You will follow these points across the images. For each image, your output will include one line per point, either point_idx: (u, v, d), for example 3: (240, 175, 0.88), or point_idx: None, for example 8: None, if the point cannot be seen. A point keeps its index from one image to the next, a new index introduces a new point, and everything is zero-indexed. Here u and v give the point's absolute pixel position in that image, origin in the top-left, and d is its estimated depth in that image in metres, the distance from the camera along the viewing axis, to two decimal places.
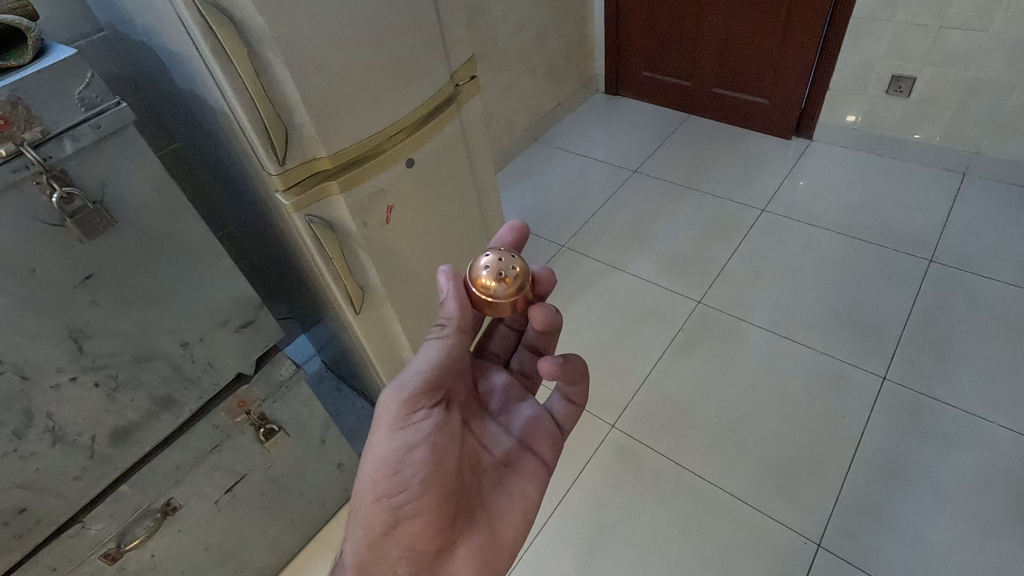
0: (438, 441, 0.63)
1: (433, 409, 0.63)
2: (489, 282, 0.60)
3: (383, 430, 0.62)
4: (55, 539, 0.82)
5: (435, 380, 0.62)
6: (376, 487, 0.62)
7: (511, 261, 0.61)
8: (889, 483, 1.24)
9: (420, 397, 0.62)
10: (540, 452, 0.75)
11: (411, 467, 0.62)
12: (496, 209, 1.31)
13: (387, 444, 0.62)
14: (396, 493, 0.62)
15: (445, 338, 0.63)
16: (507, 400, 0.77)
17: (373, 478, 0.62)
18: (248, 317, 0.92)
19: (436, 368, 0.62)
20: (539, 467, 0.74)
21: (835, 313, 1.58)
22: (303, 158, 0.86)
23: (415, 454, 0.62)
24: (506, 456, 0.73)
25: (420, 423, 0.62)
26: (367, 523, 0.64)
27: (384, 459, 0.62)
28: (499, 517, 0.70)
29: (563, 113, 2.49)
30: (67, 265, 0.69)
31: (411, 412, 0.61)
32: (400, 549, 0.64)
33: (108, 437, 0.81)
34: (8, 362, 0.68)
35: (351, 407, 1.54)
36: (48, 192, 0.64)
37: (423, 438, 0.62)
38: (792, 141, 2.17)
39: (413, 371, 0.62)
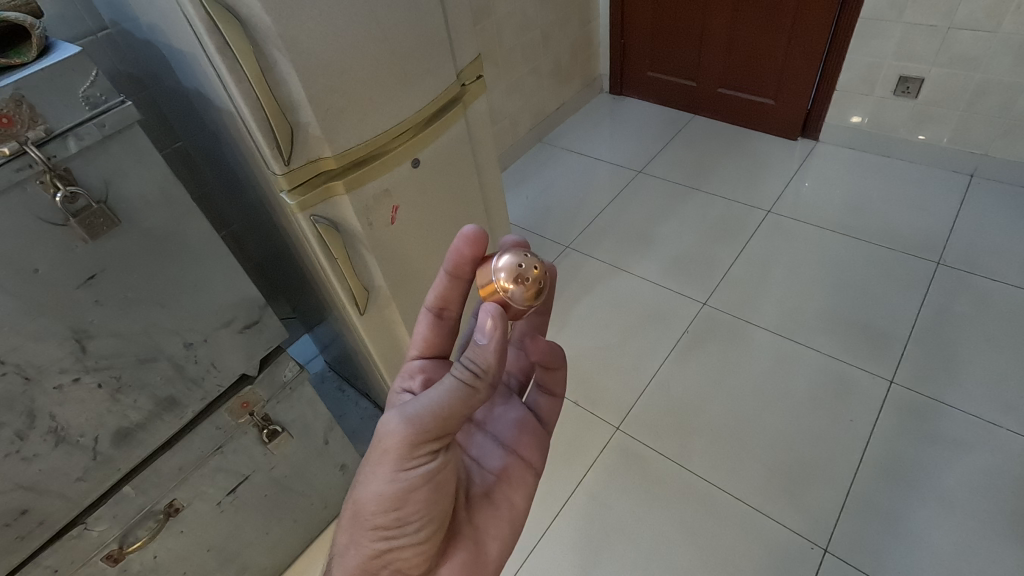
0: (438, 477, 0.61)
1: (438, 449, 0.60)
2: (508, 285, 0.56)
3: (384, 469, 0.58)
4: (57, 541, 0.82)
5: (445, 425, 0.57)
6: (372, 517, 0.60)
7: (529, 260, 0.57)
8: (896, 488, 1.23)
9: (428, 440, 0.57)
10: (528, 459, 0.74)
11: (411, 505, 0.60)
12: (501, 210, 1.30)
13: (386, 482, 0.59)
14: (394, 524, 0.60)
15: (472, 390, 0.57)
16: (491, 406, 0.77)
17: (371, 510, 0.60)
18: (252, 318, 0.92)
19: (454, 416, 0.57)
20: (528, 476, 0.73)
21: (841, 315, 1.57)
22: (308, 158, 0.85)
23: (416, 493, 0.59)
24: (494, 466, 0.72)
25: (422, 462, 0.59)
26: (360, 549, 0.62)
27: (385, 498, 0.59)
28: (488, 531, 0.69)
29: (567, 113, 2.49)
30: (70, 265, 0.68)
31: (416, 453, 0.58)
32: (391, 572, 0.63)
33: (111, 438, 0.81)
34: (11, 362, 0.67)
35: (354, 407, 1.53)
36: (51, 192, 0.64)
37: (425, 476, 0.59)
38: (798, 141, 2.16)
39: (425, 415, 0.56)
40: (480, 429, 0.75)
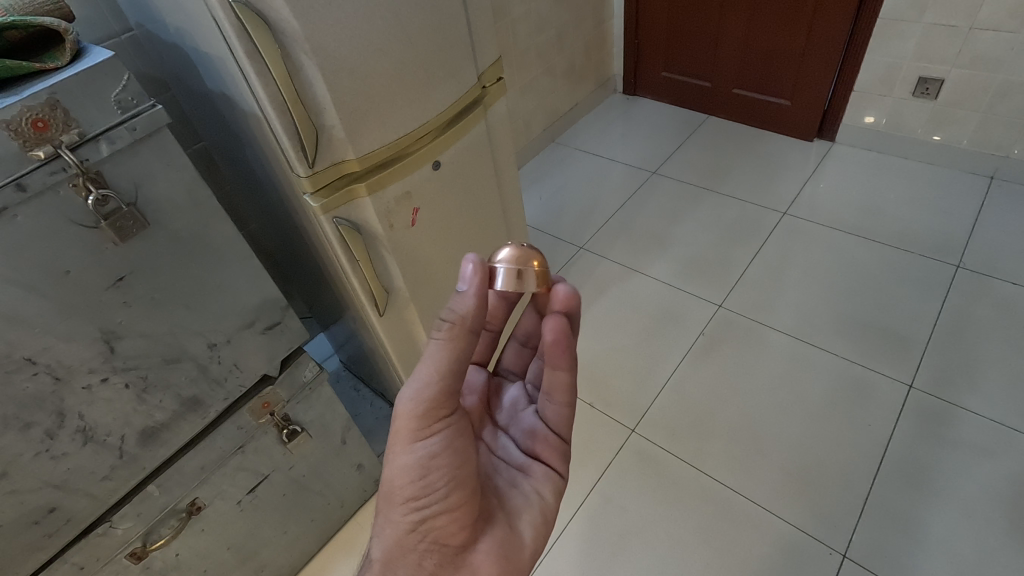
0: (457, 443, 0.63)
1: (452, 415, 0.63)
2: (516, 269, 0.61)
3: (405, 441, 0.61)
4: (84, 538, 0.83)
5: (451, 385, 0.60)
6: (401, 491, 0.62)
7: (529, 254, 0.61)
8: (917, 494, 1.22)
9: (437, 403, 0.60)
10: (549, 463, 0.73)
11: (437, 473, 0.61)
12: (519, 213, 1.30)
13: (411, 454, 0.61)
14: (422, 496, 0.62)
15: (450, 339, 0.57)
16: (514, 410, 0.77)
17: (399, 483, 0.62)
18: (275, 319, 0.92)
19: (448, 371, 0.59)
20: (551, 477, 0.73)
21: (859, 318, 1.56)
22: (332, 160, 0.86)
23: (438, 460, 0.61)
24: (516, 462, 0.73)
25: (438, 431, 0.62)
26: (394, 526, 0.64)
27: (410, 469, 0.61)
28: (518, 516, 0.69)
29: (580, 113, 2.48)
30: (100, 267, 0.69)
31: (429, 419, 0.60)
32: (426, 543, 0.63)
33: (137, 437, 0.82)
34: (42, 363, 0.68)
35: (369, 407, 1.54)
36: (83, 195, 0.64)
37: (444, 441, 0.62)
38: (814, 142, 2.14)
39: (425, 378, 0.59)
40: (504, 431, 0.76)
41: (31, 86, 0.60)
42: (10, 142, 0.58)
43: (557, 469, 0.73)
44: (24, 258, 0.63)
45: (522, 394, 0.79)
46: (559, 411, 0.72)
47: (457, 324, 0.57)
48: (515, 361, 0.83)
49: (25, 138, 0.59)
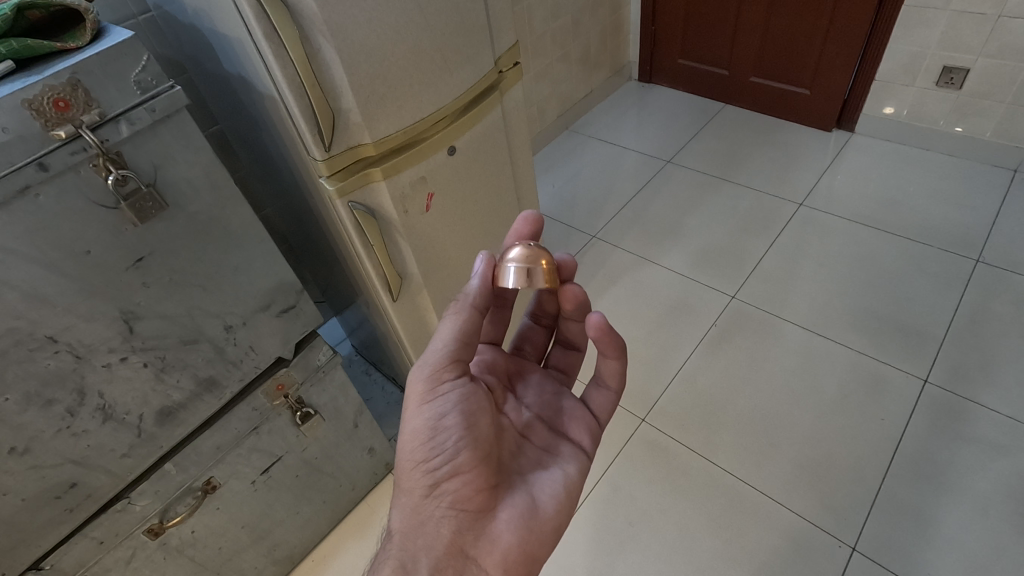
0: (468, 405, 0.65)
1: (459, 380, 0.65)
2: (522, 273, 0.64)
3: (415, 405, 0.64)
4: (103, 513, 0.84)
5: (458, 352, 0.64)
6: (413, 454, 0.64)
7: (536, 252, 0.65)
8: (929, 488, 1.21)
9: (446, 368, 0.64)
10: (576, 441, 0.75)
11: (446, 434, 0.63)
12: (533, 201, 1.30)
13: (420, 416, 0.64)
14: (432, 459, 0.63)
15: (461, 315, 0.64)
16: (540, 392, 0.78)
17: (411, 447, 0.64)
18: (290, 302, 0.93)
19: (456, 342, 0.63)
20: (577, 453, 0.74)
21: (875, 312, 1.54)
22: (348, 144, 0.86)
23: (447, 422, 0.63)
24: (541, 441, 0.74)
25: (446, 394, 0.64)
26: (410, 492, 0.66)
27: (421, 432, 0.63)
28: (536, 486, 0.69)
29: (595, 100, 2.46)
30: (119, 248, 0.70)
31: (438, 383, 0.64)
32: (442, 508, 0.64)
33: (154, 416, 0.83)
34: (63, 342, 0.69)
35: (380, 392, 1.56)
36: (104, 175, 0.65)
37: (453, 405, 0.64)
38: (833, 132, 2.10)
39: (436, 348, 0.64)
40: (528, 412, 0.76)
41: (52, 65, 0.60)
42: (33, 122, 0.58)
43: (583, 446, 0.75)
44: (45, 237, 0.63)
45: (542, 378, 0.80)
46: (603, 395, 0.77)
47: (467, 303, 0.64)
48: (529, 343, 0.84)
49: (46, 118, 0.59)
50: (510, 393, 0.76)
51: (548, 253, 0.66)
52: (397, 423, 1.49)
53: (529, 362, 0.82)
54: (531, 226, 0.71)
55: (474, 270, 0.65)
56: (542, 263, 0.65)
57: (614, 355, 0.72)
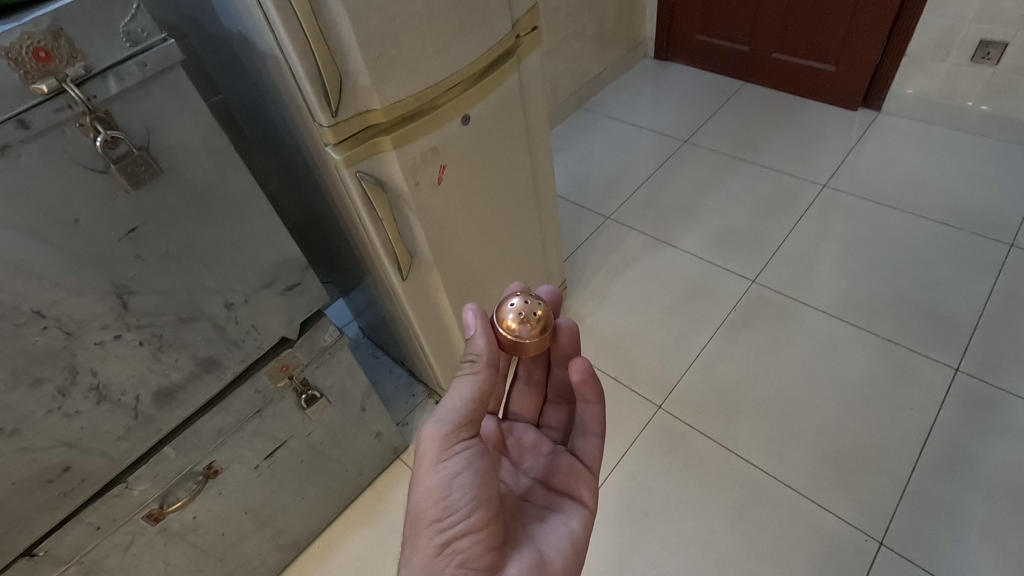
0: (480, 466, 0.63)
1: (472, 439, 0.63)
2: (512, 324, 0.60)
3: (430, 465, 0.62)
4: (100, 498, 0.81)
5: (473, 413, 0.62)
6: (426, 514, 0.62)
7: (535, 303, 0.61)
8: (960, 481, 1.16)
9: (462, 428, 0.62)
10: (578, 496, 0.73)
11: (459, 494, 0.61)
12: (548, 178, 1.24)
13: (434, 477, 0.62)
14: (447, 519, 0.61)
15: (477, 373, 0.61)
16: (536, 452, 0.79)
17: (423, 506, 0.62)
18: (294, 280, 0.88)
19: (472, 402, 0.61)
20: (579, 508, 0.72)
21: (903, 297, 1.47)
22: (356, 110, 0.80)
23: (460, 481, 0.62)
24: (542, 499, 0.74)
25: (459, 453, 0.62)
26: (419, 552, 0.62)
27: (433, 490, 0.62)
28: (542, 543, 0.68)
29: (609, 78, 2.37)
30: (110, 216, 0.65)
31: (453, 443, 0.62)
32: (453, 567, 0.60)
33: (152, 397, 0.78)
34: (51, 317, 0.65)
35: (388, 375, 1.53)
36: (91, 136, 0.59)
37: (465, 464, 0.62)
38: (858, 112, 2.02)
39: (450, 407, 0.62)
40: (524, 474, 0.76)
41: (31, 12, 0.55)
42: (11, 73, 0.53)
43: (585, 500, 0.73)
44: (28, 202, 0.58)
45: (538, 438, 0.80)
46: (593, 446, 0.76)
47: (481, 359, 0.61)
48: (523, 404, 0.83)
49: (26, 70, 0.54)
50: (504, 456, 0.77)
51: (547, 304, 0.62)
52: (405, 407, 1.46)
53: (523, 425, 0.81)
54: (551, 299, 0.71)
55: (466, 325, 0.61)
56: (538, 313, 0.61)
57: (595, 401, 0.74)
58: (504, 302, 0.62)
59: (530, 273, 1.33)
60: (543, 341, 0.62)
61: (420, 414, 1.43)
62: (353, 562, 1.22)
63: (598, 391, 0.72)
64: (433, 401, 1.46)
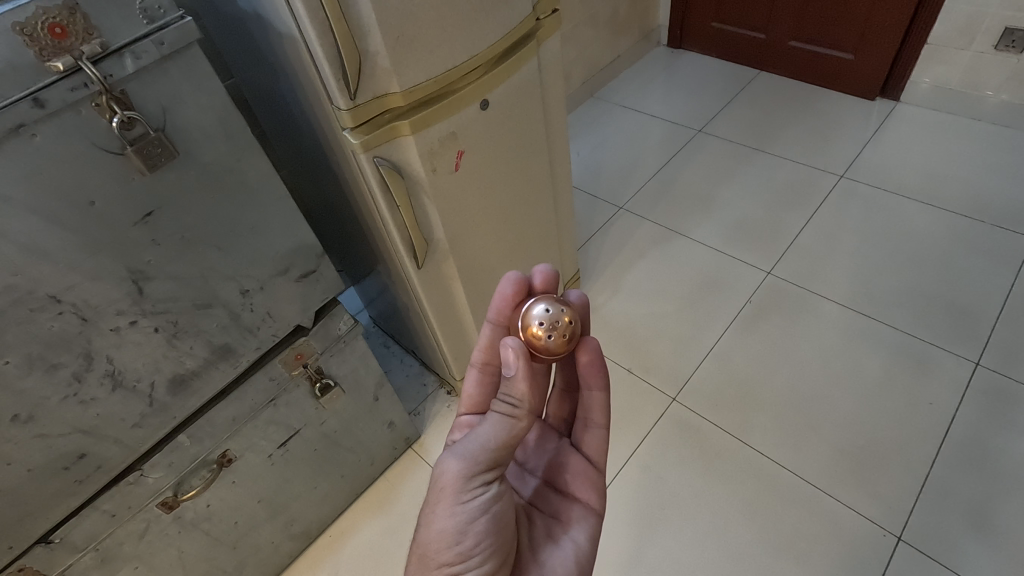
0: (496, 510, 0.63)
1: (492, 482, 0.63)
2: (540, 333, 0.61)
3: (447, 503, 0.61)
4: (114, 486, 0.80)
5: (499, 457, 0.62)
6: (438, 554, 0.61)
7: (561, 313, 0.62)
8: (980, 477, 1.14)
9: (482, 471, 0.62)
10: (585, 500, 0.74)
11: (474, 539, 0.61)
12: (565, 164, 1.22)
13: (450, 517, 0.61)
14: (461, 563, 0.60)
15: (513, 420, 0.61)
16: (541, 452, 0.78)
17: (435, 547, 0.61)
18: (310, 267, 0.87)
19: (498, 448, 0.61)
20: (587, 514, 0.73)
21: (923, 290, 1.45)
22: (374, 93, 0.79)
23: (476, 527, 0.61)
24: (550, 507, 0.74)
25: (479, 494, 0.62)
26: None
27: (447, 534, 0.61)
28: (550, 561, 0.68)
29: (622, 65, 2.34)
30: (126, 199, 0.63)
31: (471, 486, 0.61)
32: None
33: (167, 384, 0.77)
34: (66, 302, 0.63)
35: (399, 364, 1.52)
36: (107, 116, 0.58)
37: (483, 509, 0.62)
38: (876, 101, 1.99)
39: (476, 448, 0.61)
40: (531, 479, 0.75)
41: None
42: (26, 50, 0.51)
43: (591, 504, 0.74)
44: (43, 183, 0.57)
45: (543, 436, 0.80)
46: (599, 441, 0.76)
47: (515, 402, 0.61)
48: None
49: (41, 46, 0.52)
50: None
51: (573, 311, 0.63)
52: (417, 396, 1.45)
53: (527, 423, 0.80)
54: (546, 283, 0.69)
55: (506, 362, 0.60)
56: (564, 319, 0.62)
57: (598, 386, 0.73)
58: (531, 310, 0.63)
59: (544, 262, 1.32)
60: (569, 347, 0.63)
61: (432, 404, 1.43)
62: (365, 552, 1.21)
63: (605, 379, 0.72)
64: (444, 390, 1.45)
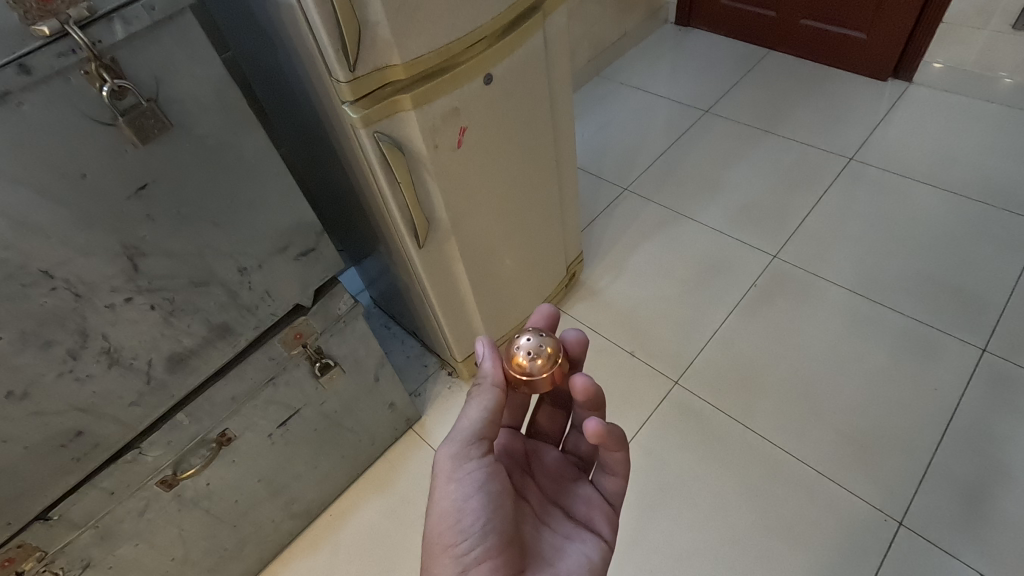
0: (491, 488, 0.64)
1: (485, 457, 0.64)
2: (523, 361, 0.63)
3: (442, 483, 0.63)
4: (113, 463, 0.79)
5: (487, 431, 0.64)
6: (442, 536, 0.62)
7: (545, 341, 0.64)
8: (983, 464, 1.13)
9: (473, 446, 0.64)
10: (598, 530, 0.74)
11: (472, 519, 0.62)
12: (570, 143, 1.20)
13: (447, 497, 0.63)
14: (460, 544, 0.61)
15: (489, 397, 0.64)
16: (559, 481, 0.77)
17: (438, 530, 0.63)
18: (309, 245, 0.85)
19: (483, 422, 0.64)
20: (599, 541, 0.72)
21: (930, 275, 1.43)
22: (375, 65, 0.76)
23: (472, 504, 0.62)
24: (563, 525, 0.73)
25: (473, 470, 0.63)
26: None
27: (449, 513, 0.62)
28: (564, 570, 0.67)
29: (628, 44, 2.29)
30: (119, 173, 0.61)
31: (464, 460, 0.63)
32: None
33: (164, 363, 0.76)
34: (59, 278, 0.62)
35: (400, 345, 1.52)
36: (97, 85, 0.56)
37: (478, 485, 0.63)
38: (887, 83, 1.94)
39: (464, 428, 0.64)
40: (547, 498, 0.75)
41: None
42: (10, 13, 0.49)
43: (602, 532, 0.74)
44: (32, 154, 0.55)
45: (561, 463, 0.79)
46: (612, 481, 0.76)
47: (492, 384, 0.65)
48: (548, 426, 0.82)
49: (25, 9, 0.50)
50: (527, 475, 0.75)
51: (557, 340, 0.65)
52: (417, 377, 1.44)
53: (547, 446, 0.80)
54: (547, 318, 0.72)
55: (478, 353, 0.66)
56: (549, 349, 0.64)
57: (615, 446, 0.69)
58: (518, 339, 0.65)
59: (547, 243, 1.30)
60: (555, 374, 0.65)
61: (432, 385, 1.42)
62: (366, 531, 1.22)
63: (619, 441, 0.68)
64: (445, 371, 1.44)
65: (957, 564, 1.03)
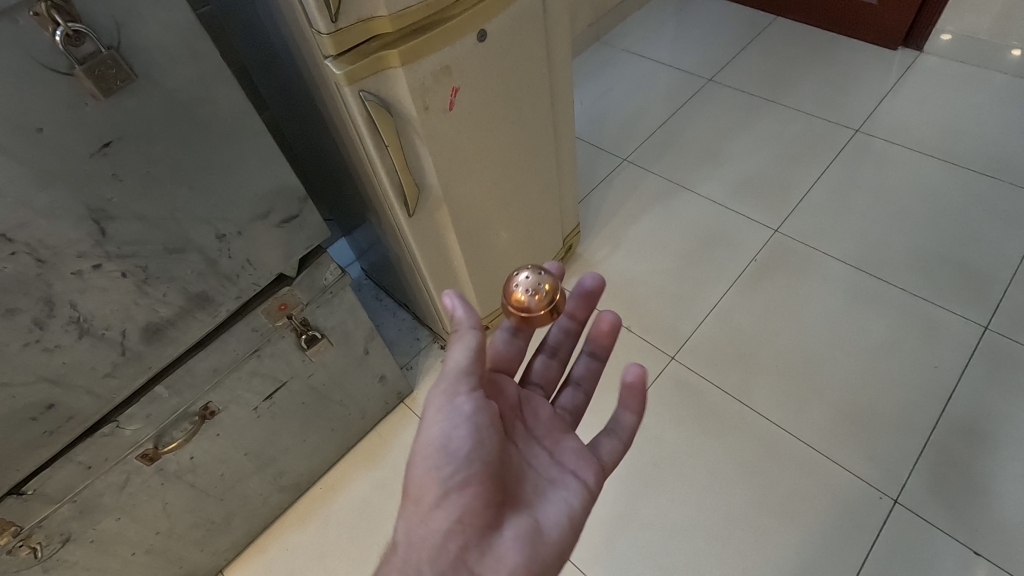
0: (478, 421, 0.61)
1: (472, 392, 0.62)
2: (523, 298, 0.66)
3: (429, 411, 0.61)
4: (89, 437, 0.76)
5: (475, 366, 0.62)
6: (425, 460, 0.60)
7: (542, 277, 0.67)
8: (981, 442, 1.12)
9: (462, 378, 0.61)
10: (584, 476, 0.69)
11: (456, 448, 0.59)
12: (568, 109, 1.14)
13: (432, 426, 0.61)
14: (442, 470, 0.59)
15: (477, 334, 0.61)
16: (550, 427, 0.72)
17: (420, 456, 0.61)
18: (292, 212, 0.81)
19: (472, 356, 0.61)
20: (585, 487, 0.68)
21: (935, 251, 1.40)
22: (359, 17, 0.71)
23: (457, 433, 0.60)
24: (550, 471, 0.69)
25: (462, 401, 0.61)
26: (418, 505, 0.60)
27: (432, 443, 0.60)
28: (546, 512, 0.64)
29: (630, 8, 2.21)
30: (80, 128, 0.57)
31: (452, 392, 0.61)
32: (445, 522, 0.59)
33: (140, 333, 0.73)
34: (19, 242, 0.58)
35: (392, 318, 1.49)
36: (50, 28, 0.51)
37: (464, 420, 0.60)
38: (897, 52, 1.88)
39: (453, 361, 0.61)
40: (537, 441, 0.71)
41: None
42: None
43: (589, 480, 0.69)
44: None
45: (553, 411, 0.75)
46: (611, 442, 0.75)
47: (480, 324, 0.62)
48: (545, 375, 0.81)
49: None
50: (519, 419, 0.71)
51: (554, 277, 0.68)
52: (409, 351, 1.42)
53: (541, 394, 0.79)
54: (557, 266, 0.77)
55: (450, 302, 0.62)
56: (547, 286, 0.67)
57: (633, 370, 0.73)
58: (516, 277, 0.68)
59: (543, 214, 1.26)
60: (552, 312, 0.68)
61: (424, 359, 1.40)
62: (356, 505, 1.20)
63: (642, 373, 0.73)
64: (437, 345, 1.42)
65: (951, 542, 1.03)
